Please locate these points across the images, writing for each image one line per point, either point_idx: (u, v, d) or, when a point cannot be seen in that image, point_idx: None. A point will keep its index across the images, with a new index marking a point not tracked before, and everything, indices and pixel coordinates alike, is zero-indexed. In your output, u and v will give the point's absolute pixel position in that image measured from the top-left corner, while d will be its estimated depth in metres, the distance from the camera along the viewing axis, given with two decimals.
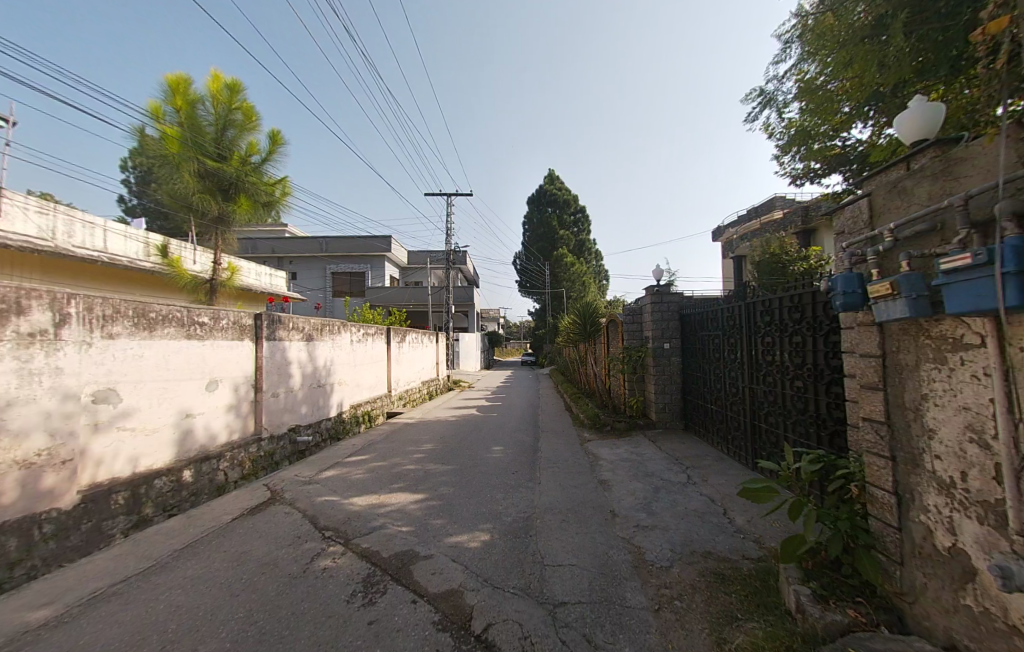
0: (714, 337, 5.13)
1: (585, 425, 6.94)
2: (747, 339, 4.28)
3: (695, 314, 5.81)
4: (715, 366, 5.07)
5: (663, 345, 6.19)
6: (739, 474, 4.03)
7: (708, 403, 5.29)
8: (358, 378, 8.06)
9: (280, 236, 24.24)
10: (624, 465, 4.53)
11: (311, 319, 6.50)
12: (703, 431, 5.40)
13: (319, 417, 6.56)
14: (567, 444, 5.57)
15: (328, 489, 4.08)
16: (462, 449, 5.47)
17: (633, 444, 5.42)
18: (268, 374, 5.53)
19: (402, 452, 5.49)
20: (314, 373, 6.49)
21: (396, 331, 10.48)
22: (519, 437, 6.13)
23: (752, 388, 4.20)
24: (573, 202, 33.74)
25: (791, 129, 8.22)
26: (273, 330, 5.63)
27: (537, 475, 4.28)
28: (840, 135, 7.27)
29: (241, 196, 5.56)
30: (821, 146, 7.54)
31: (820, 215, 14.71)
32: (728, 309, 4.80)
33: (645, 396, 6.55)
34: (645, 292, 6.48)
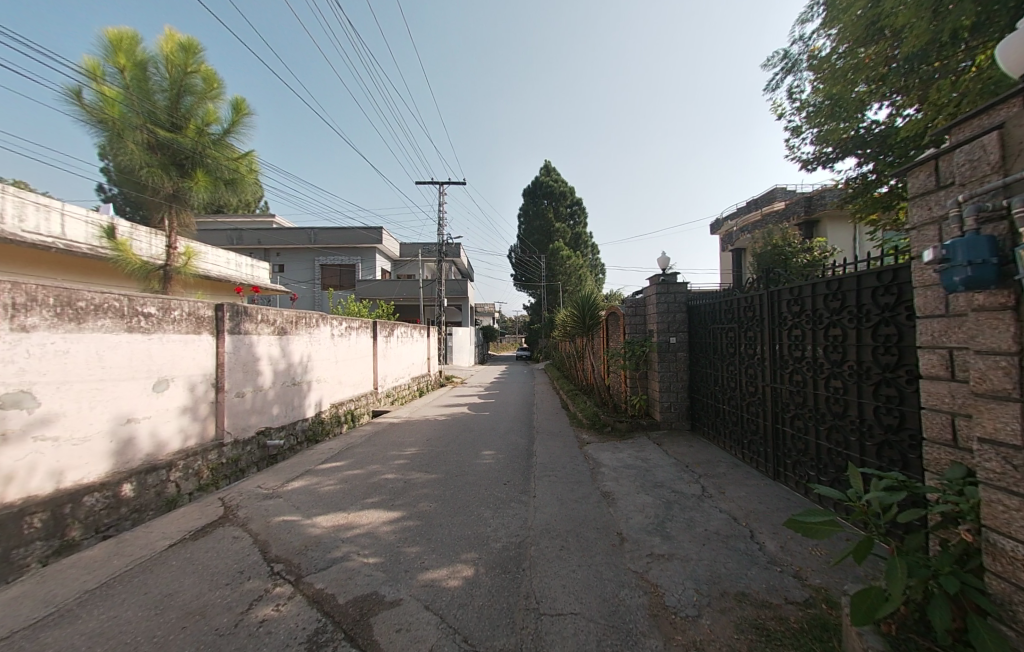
0: (729, 330, 4.62)
1: (583, 425, 6.43)
2: (770, 332, 3.78)
3: (705, 304, 5.31)
4: (729, 363, 4.58)
5: (669, 339, 5.69)
6: (760, 486, 3.54)
7: (720, 403, 4.80)
8: (339, 375, 7.49)
9: (267, 227, 23.36)
10: (629, 473, 4.02)
11: (284, 311, 5.91)
12: (714, 434, 4.92)
13: (292, 418, 6.00)
14: (564, 448, 5.05)
15: (291, 505, 3.54)
16: (449, 454, 4.95)
17: (637, 448, 4.92)
18: (232, 372, 4.95)
19: (383, 457, 4.96)
20: (287, 370, 5.92)
21: (383, 324, 9.90)
22: (511, 440, 5.61)
23: (775, 388, 3.70)
24: (569, 194, 33.17)
25: (805, 109, 7.75)
26: (237, 322, 5.04)
27: (531, 487, 3.75)
28: (858, 114, 6.83)
29: (199, 172, 4.95)
30: (837, 127, 7.07)
31: (824, 206, 14.23)
32: (745, 298, 4.30)
33: (648, 395, 6.05)
34: (650, 281, 5.95)
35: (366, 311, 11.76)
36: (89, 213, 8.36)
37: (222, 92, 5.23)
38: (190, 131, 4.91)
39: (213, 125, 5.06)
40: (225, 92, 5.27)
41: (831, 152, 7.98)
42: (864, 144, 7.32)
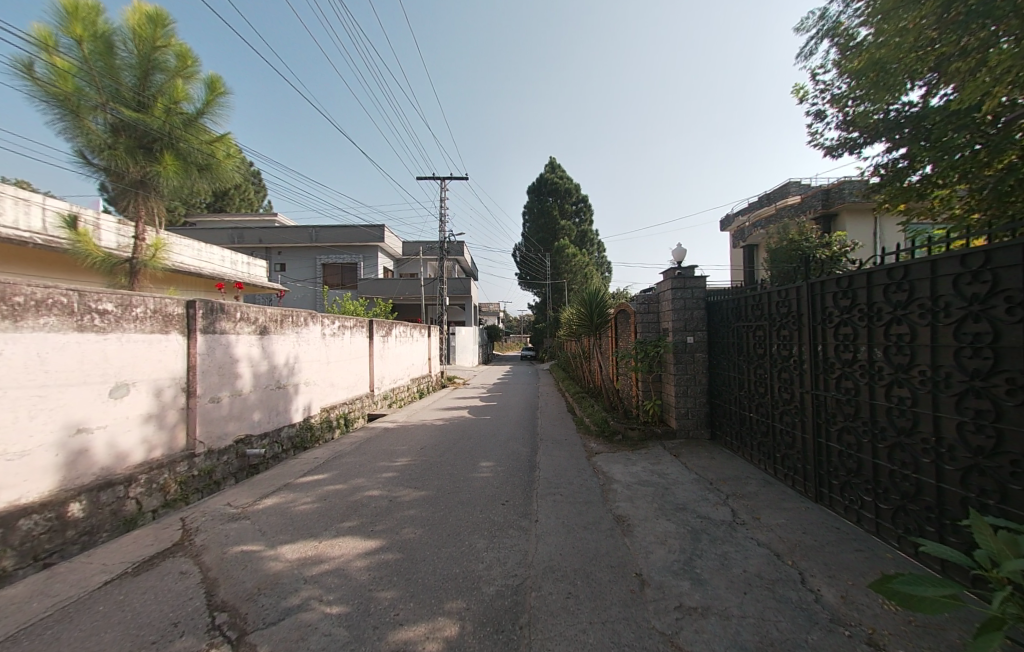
0: (756, 329, 4.10)
1: (590, 432, 5.93)
2: (810, 331, 3.26)
3: (727, 300, 4.77)
4: (756, 366, 4.06)
5: (686, 339, 5.16)
6: (800, 512, 3.02)
7: (744, 411, 4.30)
8: (331, 378, 7.05)
9: (267, 226, 23.06)
10: (644, 492, 3.52)
11: (267, 309, 5.47)
12: (738, 446, 4.41)
13: (277, 425, 5.57)
14: (569, 460, 4.57)
15: (257, 529, 3.09)
16: (443, 466, 4.48)
17: (652, 460, 4.40)
18: (206, 375, 4.51)
19: (370, 469, 4.49)
20: (270, 372, 5.49)
21: (380, 323, 9.46)
22: (512, 449, 5.12)
23: (817, 396, 3.18)
24: (575, 192, 32.59)
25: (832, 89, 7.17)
26: (212, 321, 4.61)
27: (533, 508, 3.27)
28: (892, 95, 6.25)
29: (169, 157, 4.75)
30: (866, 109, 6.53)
31: (842, 200, 13.59)
32: (777, 292, 3.77)
33: (662, 399, 5.52)
34: (665, 275, 5.43)
35: (362, 310, 11.33)
36: (64, 205, 8.09)
37: (195, 69, 5.04)
38: (159, 113, 4.75)
39: (185, 106, 4.88)
40: (199, 68, 5.07)
41: (858, 137, 7.40)
42: (891, 130, 6.82)
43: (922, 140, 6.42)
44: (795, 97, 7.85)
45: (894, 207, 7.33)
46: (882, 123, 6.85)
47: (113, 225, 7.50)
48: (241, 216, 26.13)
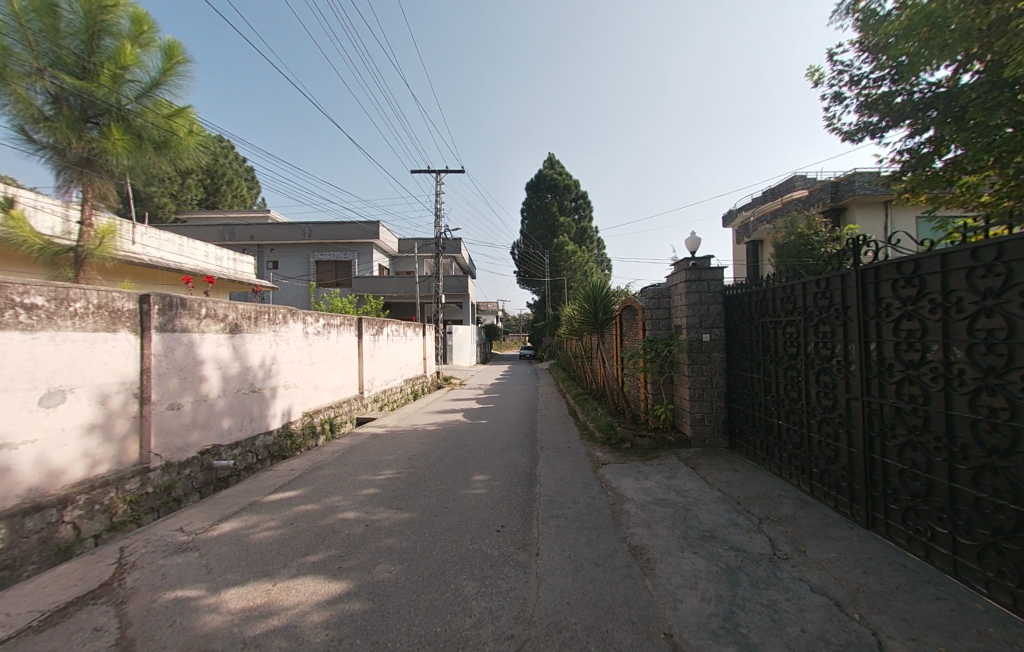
0: (785, 325, 3.61)
1: (595, 439, 5.44)
2: (859, 326, 2.76)
3: (748, 293, 4.28)
4: (785, 367, 3.58)
5: (701, 337, 4.67)
6: (854, 545, 2.52)
7: (769, 417, 3.85)
8: (314, 380, 6.53)
9: (259, 223, 22.56)
10: (663, 515, 3.02)
11: (238, 305, 4.95)
12: (762, 456, 3.94)
13: (250, 432, 5.05)
14: (573, 473, 4.07)
15: (203, 566, 2.56)
16: (431, 480, 3.98)
17: (667, 473, 3.91)
18: (164, 378, 3.98)
19: (349, 484, 3.98)
20: (242, 375, 4.97)
21: (370, 321, 8.94)
22: (509, 459, 4.63)
23: (869, 403, 2.69)
24: (574, 188, 32.13)
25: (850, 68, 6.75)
26: (171, 318, 4.07)
27: (533, 537, 2.77)
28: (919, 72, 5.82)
29: (118, 131, 4.44)
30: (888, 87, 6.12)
31: (853, 192, 13.14)
32: (814, 282, 3.26)
33: (674, 404, 5.02)
34: (677, 267, 4.93)
35: (352, 307, 10.83)
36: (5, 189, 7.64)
37: (150, 37, 4.76)
38: (106, 81, 4.44)
39: (134, 73, 4.58)
40: (154, 36, 4.78)
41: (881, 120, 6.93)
42: (914, 112, 6.41)
43: (951, 120, 5.92)
44: (810, 80, 7.56)
45: (917, 195, 6.83)
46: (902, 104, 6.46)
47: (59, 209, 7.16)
48: (233, 212, 25.63)
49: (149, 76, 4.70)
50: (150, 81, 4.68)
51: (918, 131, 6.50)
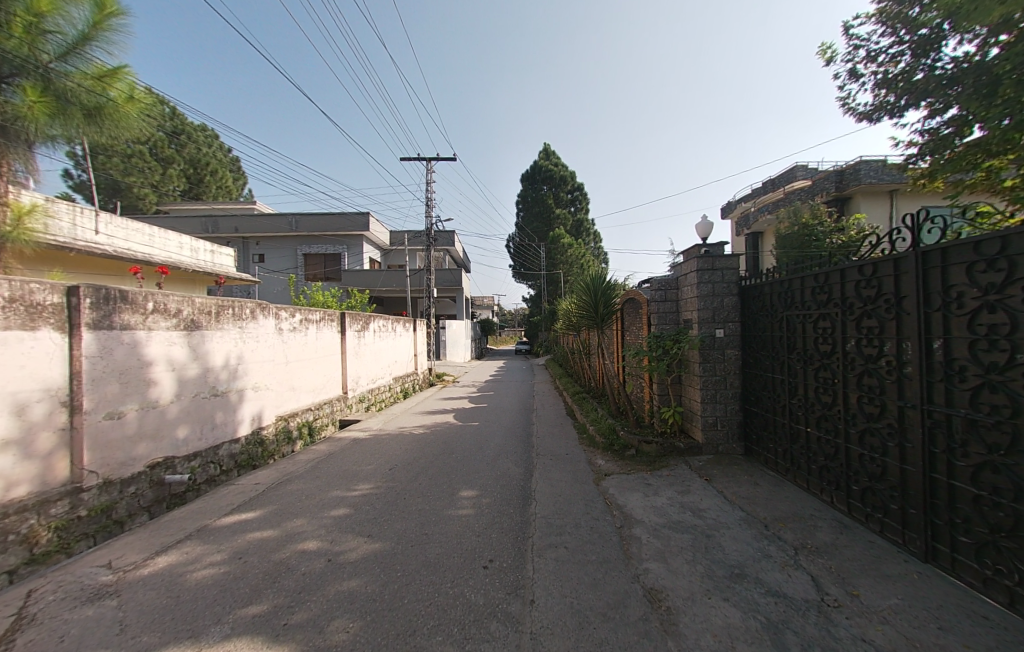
0: (817, 320, 3.14)
1: (596, 445, 4.98)
2: (918, 320, 2.27)
3: (769, 282, 3.80)
4: (816, 368, 3.12)
5: (714, 333, 4.20)
6: (919, 588, 2.05)
7: (793, 424, 3.40)
8: (289, 381, 6.01)
9: (244, 215, 21.79)
10: (680, 544, 2.55)
11: (195, 299, 4.40)
12: (785, 466, 3.50)
13: (212, 441, 4.51)
14: (573, 488, 3.60)
15: (114, 626, 2.03)
16: (412, 497, 3.49)
17: (679, 487, 3.45)
18: (101, 384, 3.40)
19: (317, 503, 3.47)
20: (202, 377, 4.41)
21: (355, 316, 8.40)
22: (501, 470, 4.16)
23: (931, 414, 2.21)
24: (570, 180, 31.54)
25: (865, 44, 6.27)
26: (109, 313, 3.49)
27: (526, 577, 2.27)
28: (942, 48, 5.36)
29: (45, 106, 3.39)
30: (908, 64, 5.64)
31: (859, 181, 12.72)
32: (855, 268, 2.78)
33: (683, 406, 4.55)
34: (690, 256, 4.44)
35: (336, 302, 10.26)
36: None
37: None
38: (14, 31, 3.18)
39: (53, 22, 3.37)
40: None
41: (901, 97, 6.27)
42: (941, 88, 5.68)
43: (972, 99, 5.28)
44: (822, 58, 7.24)
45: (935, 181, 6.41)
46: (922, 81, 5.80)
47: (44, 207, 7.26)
48: (217, 204, 24.78)
49: (76, 29, 3.51)
50: (78, 36, 3.50)
51: (939, 110, 5.84)
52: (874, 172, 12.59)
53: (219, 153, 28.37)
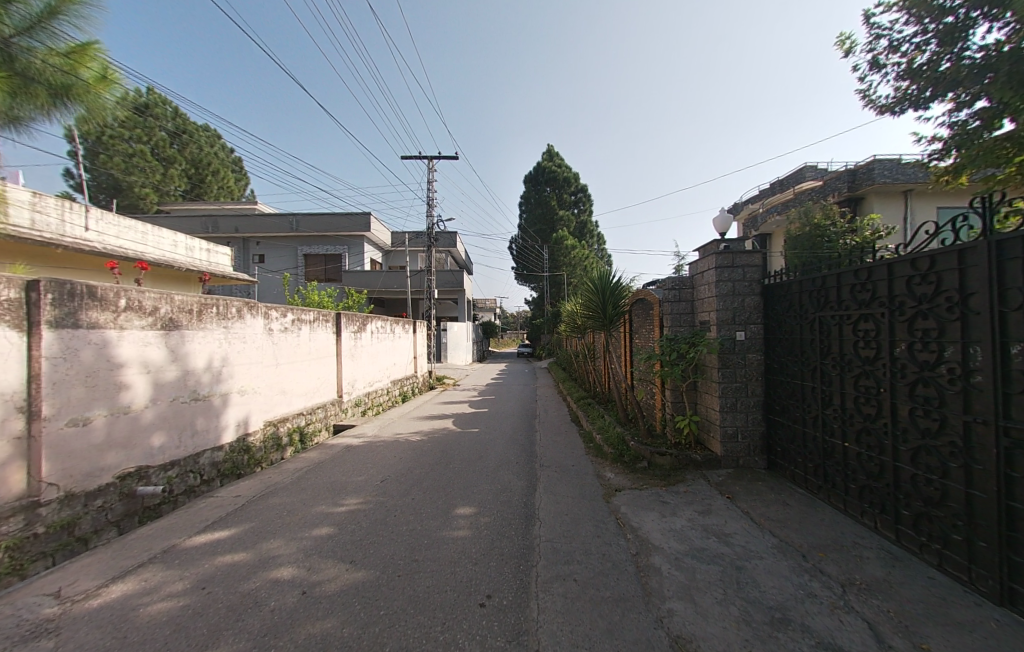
0: (856, 321, 2.79)
1: (604, 456, 4.64)
2: (991, 321, 1.92)
3: (797, 281, 3.46)
4: (856, 375, 2.77)
5: (734, 335, 3.87)
6: (1008, 643, 1.68)
7: (827, 437, 3.06)
8: (279, 384, 5.70)
9: (244, 215, 21.59)
10: (709, 579, 2.20)
11: (174, 296, 4.09)
12: (817, 484, 3.16)
13: (191, 449, 4.19)
14: (581, 506, 3.26)
15: None
16: (403, 514, 3.16)
17: (699, 506, 3.11)
18: (65, 387, 3.06)
19: (298, 520, 3.15)
20: (181, 380, 4.10)
21: (351, 317, 8.11)
22: (502, 483, 3.82)
23: (1007, 431, 1.86)
24: (574, 181, 31.31)
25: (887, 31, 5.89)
26: (74, 310, 3.17)
27: (530, 619, 1.93)
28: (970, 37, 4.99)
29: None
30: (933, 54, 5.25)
31: (872, 180, 12.36)
32: (906, 262, 2.43)
33: (700, 415, 4.20)
34: (708, 253, 4.12)
35: (332, 302, 9.98)
36: None
37: None
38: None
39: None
40: None
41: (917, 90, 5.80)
42: (969, 78, 5.23)
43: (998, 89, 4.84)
44: (842, 49, 6.95)
45: (962, 177, 6.03)
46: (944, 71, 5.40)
47: (29, 203, 7.00)
48: (217, 204, 24.65)
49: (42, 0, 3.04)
50: (44, 8, 3.04)
51: (965, 102, 5.41)
52: (888, 172, 12.26)
53: (220, 154, 28.26)
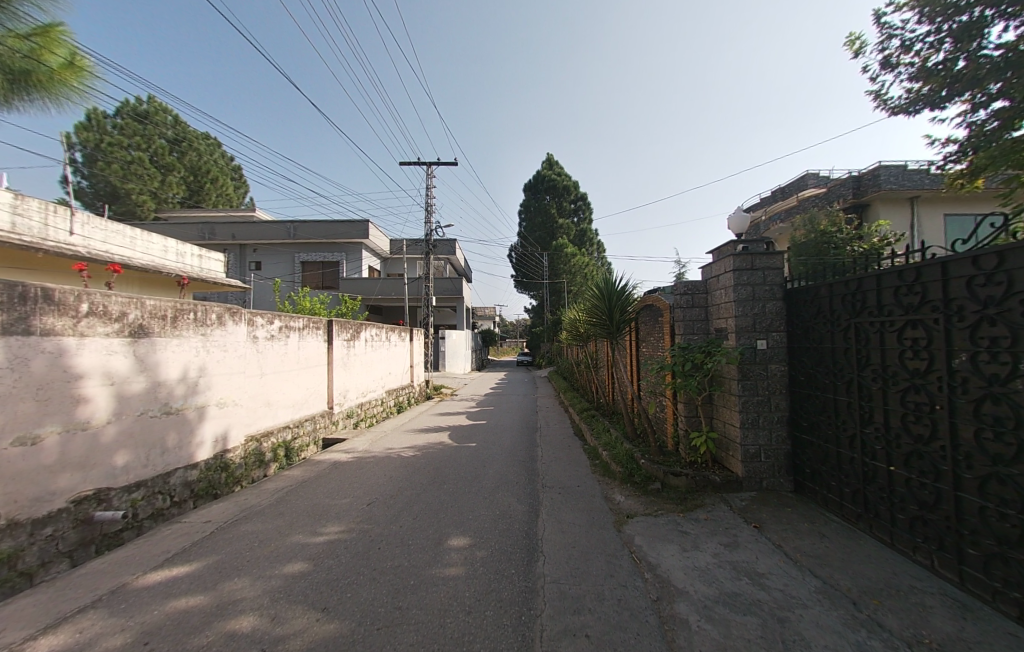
0: (902, 328, 2.46)
1: (612, 476, 4.28)
2: None
3: (827, 284, 3.13)
4: (903, 390, 2.44)
5: (755, 344, 3.54)
6: None
7: (868, 460, 2.71)
8: (264, 396, 5.36)
9: (241, 222, 21.38)
10: (752, 636, 1.82)
11: (146, 301, 3.75)
12: (856, 512, 2.81)
13: (160, 467, 3.80)
14: (589, 536, 2.90)
15: None
16: (389, 547, 2.79)
17: (723, 538, 2.74)
18: (11, 402, 2.68)
19: (271, 553, 2.78)
20: (150, 392, 3.75)
21: (344, 325, 7.78)
22: (501, 508, 3.46)
23: None
24: (575, 189, 31.31)
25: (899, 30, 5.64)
26: (26, 316, 2.80)
27: None
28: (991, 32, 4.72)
29: None
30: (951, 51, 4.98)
31: (878, 187, 12.18)
32: (967, 260, 2.10)
33: (718, 432, 3.85)
34: (725, 255, 3.80)
35: (325, 309, 9.65)
36: None
37: None
38: None
39: None
40: None
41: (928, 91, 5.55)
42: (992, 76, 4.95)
43: None
44: (851, 49, 6.69)
45: (979, 180, 5.77)
46: (957, 70, 5.14)
47: (9, 204, 6.73)
48: (214, 211, 24.47)
49: None
50: None
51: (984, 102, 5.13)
52: (894, 178, 12.09)
53: (220, 161, 28.20)
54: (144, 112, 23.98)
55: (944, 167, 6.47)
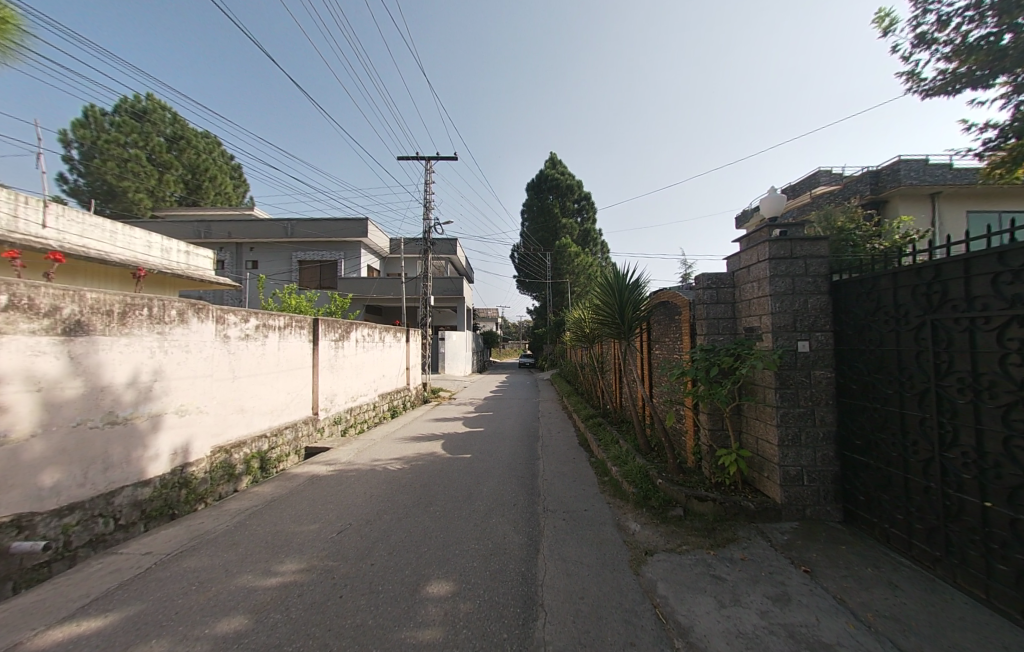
0: (1002, 327, 1.90)
1: (624, 497, 3.74)
2: None
3: (890, 274, 2.58)
4: (1005, 406, 1.87)
5: (797, 347, 3.00)
6: None
7: (951, 492, 2.15)
8: (235, 402, 4.85)
9: (238, 220, 20.98)
10: None
11: (85, 293, 3.24)
12: (933, 555, 2.26)
13: (101, 486, 3.28)
14: (600, 583, 2.35)
15: None
16: (351, 596, 2.25)
17: (770, 589, 2.19)
18: None
19: (207, 603, 2.24)
20: (91, 399, 3.24)
21: (332, 324, 7.29)
22: (494, 540, 2.92)
23: None
24: (579, 189, 30.89)
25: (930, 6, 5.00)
26: None
27: None
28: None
29: None
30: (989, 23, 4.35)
31: (898, 182, 11.62)
32: None
33: (751, 450, 3.31)
34: (758, 242, 3.25)
35: (313, 308, 9.14)
36: None
37: None
38: None
39: None
40: None
41: (967, 71, 4.82)
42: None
43: None
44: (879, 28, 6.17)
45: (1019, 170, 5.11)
46: (1003, 46, 4.41)
47: None
48: (212, 210, 24.11)
49: None
50: None
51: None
52: (914, 173, 11.59)
53: (218, 159, 27.90)
54: (141, 109, 23.67)
55: (981, 157, 5.87)
